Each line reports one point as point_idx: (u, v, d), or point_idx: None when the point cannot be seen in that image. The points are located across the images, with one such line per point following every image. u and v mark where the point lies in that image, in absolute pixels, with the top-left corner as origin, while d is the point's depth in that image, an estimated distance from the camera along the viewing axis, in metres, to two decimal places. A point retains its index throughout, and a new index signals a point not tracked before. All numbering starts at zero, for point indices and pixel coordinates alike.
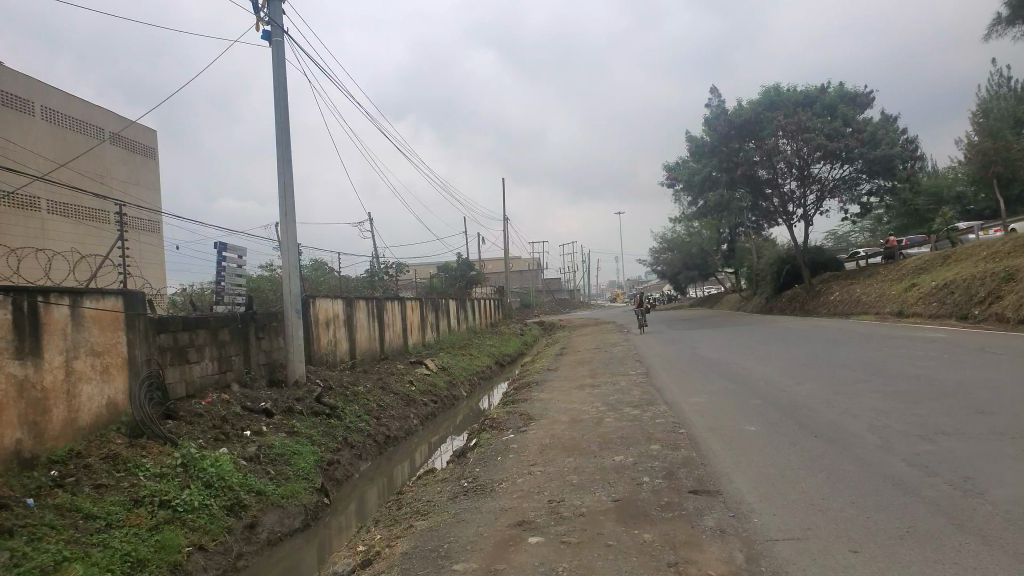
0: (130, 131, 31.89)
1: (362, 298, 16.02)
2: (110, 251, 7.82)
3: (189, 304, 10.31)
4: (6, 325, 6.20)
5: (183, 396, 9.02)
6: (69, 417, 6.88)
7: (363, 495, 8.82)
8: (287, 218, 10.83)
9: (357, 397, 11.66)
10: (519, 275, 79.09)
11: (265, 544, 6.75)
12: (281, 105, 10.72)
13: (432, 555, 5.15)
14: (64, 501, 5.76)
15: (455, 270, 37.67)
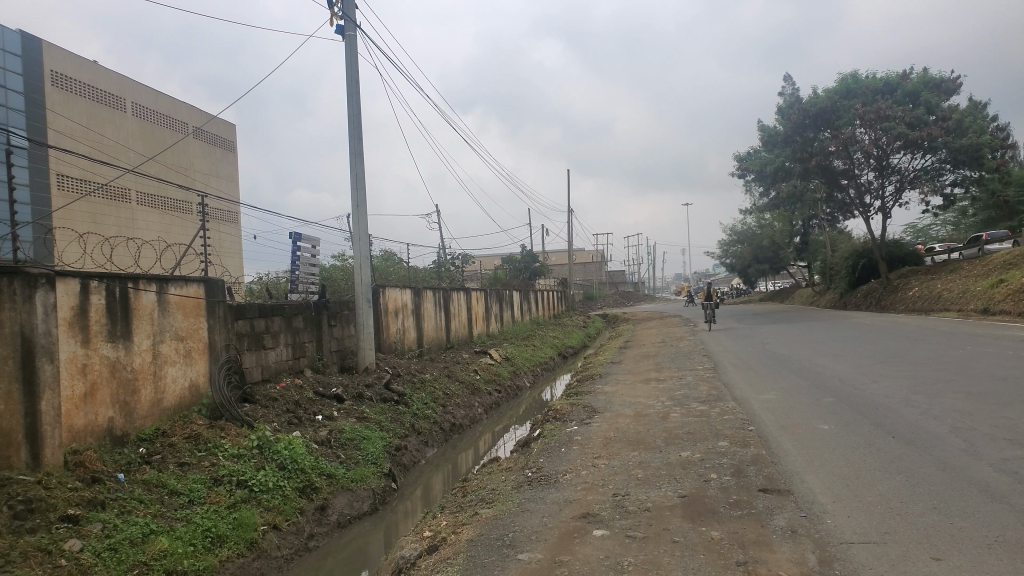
0: (212, 126, 33.51)
1: (429, 288, 16.24)
2: (193, 240, 8.15)
3: (265, 291, 10.66)
4: (100, 310, 6.54)
5: (259, 380, 9.35)
6: (155, 397, 7.22)
7: (429, 481, 8.96)
8: (358, 210, 11.06)
9: (424, 384, 11.84)
10: (584, 267, 78.74)
11: (336, 526, 6.95)
12: (353, 98, 10.94)
13: (497, 543, 5.21)
14: (150, 478, 6.07)
15: (519, 262, 37.79)
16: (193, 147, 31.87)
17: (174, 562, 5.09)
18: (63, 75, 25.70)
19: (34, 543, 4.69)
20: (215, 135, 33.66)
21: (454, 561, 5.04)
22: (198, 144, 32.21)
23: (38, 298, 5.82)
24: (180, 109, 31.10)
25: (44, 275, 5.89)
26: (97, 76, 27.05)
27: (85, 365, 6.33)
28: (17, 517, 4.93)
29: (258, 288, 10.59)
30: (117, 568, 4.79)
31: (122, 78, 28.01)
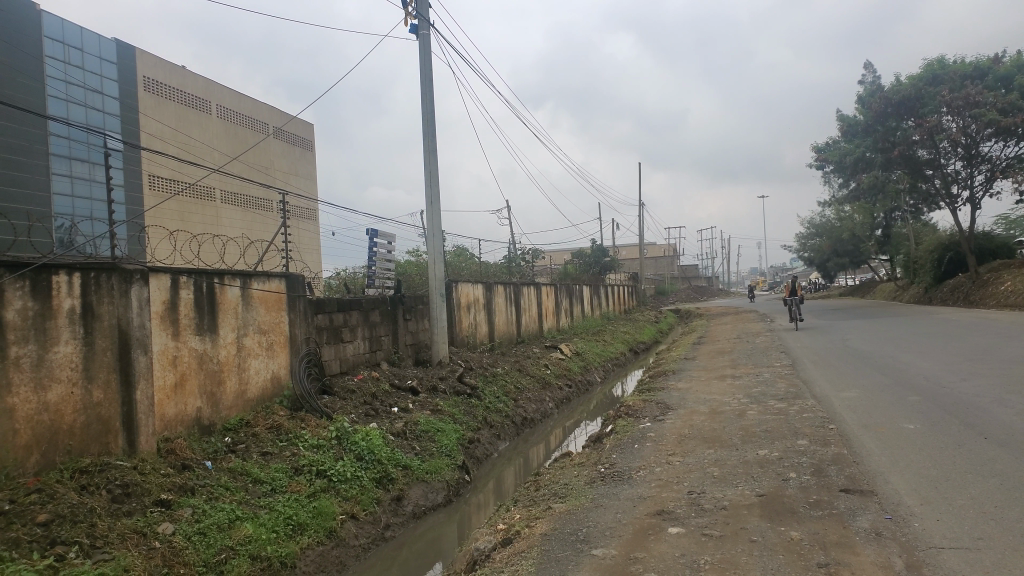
0: (292, 126, 34.73)
1: (500, 283, 16.35)
2: (274, 237, 8.41)
3: (343, 286, 10.93)
4: (188, 304, 6.83)
5: (337, 372, 9.60)
6: (240, 388, 7.50)
7: (502, 474, 9.03)
8: (432, 206, 11.20)
9: (496, 378, 11.94)
10: (654, 261, 77.73)
11: (411, 516, 7.06)
12: (426, 96, 11.08)
13: (571, 538, 5.21)
14: (236, 466, 6.33)
15: (589, 257, 37.58)
16: (274, 147, 32.96)
17: (258, 547, 5.28)
18: (154, 79, 26.97)
19: (131, 526, 4.94)
20: (294, 134, 34.72)
21: (529, 554, 5.06)
22: (278, 143, 33.28)
23: (133, 293, 6.11)
24: (261, 110, 32.20)
25: (139, 270, 6.17)
26: (184, 80, 28.27)
27: (176, 357, 6.62)
28: (115, 499, 5.21)
29: (337, 283, 10.86)
30: (206, 551, 5.00)
31: (207, 81, 29.20)
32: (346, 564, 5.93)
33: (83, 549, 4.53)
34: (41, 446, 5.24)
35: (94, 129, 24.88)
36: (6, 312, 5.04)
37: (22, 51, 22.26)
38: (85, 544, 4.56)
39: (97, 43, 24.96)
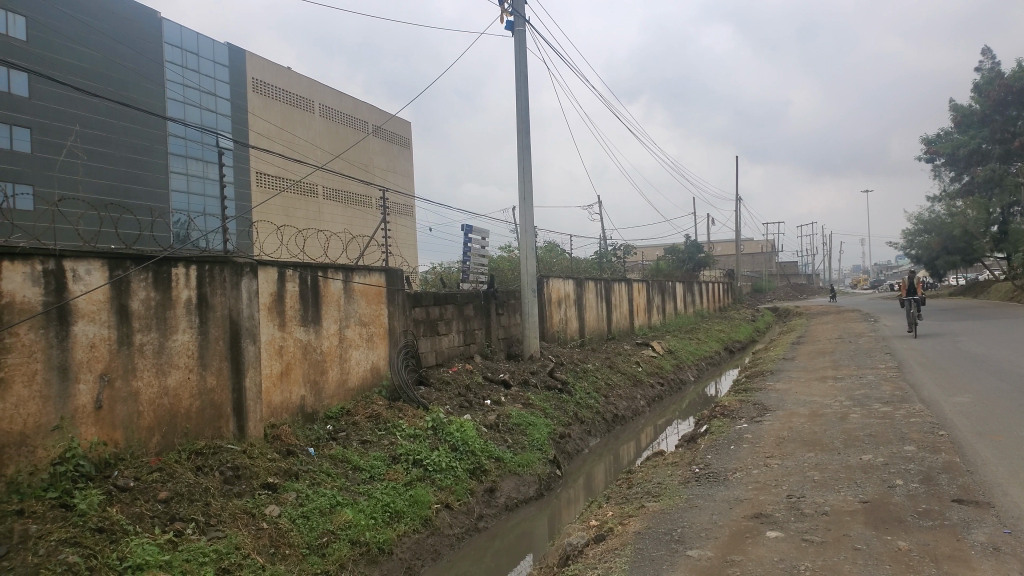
0: (390, 125, 35.67)
1: (591, 279, 16.29)
2: (375, 232, 8.64)
3: (439, 281, 11.14)
4: (294, 296, 7.11)
5: (433, 364, 9.80)
6: (341, 377, 7.77)
7: (592, 470, 8.99)
8: (526, 201, 11.25)
9: (586, 373, 11.91)
10: (751, 258, 75.44)
11: (504, 508, 7.11)
12: (521, 92, 11.13)
13: (665, 538, 5.13)
14: (337, 453, 6.57)
15: (683, 253, 36.84)
16: (374, 145, 33.89)
17: (357, 532, 5.45)
18: (262, 81, 28.22)
19: (241, 506, 5.20)
20: (393, 133, 35.58)
21: (622, 552, 5.01)
22: (378, 141, 34.21)
23: (243, 285, 6.41)
24: (362, 109, 33.17)
25: (249, 264, 6.46)
26: (290, 81, 29.46)
27: (282, 347, 6.92)
28: (227, 481, 5.50)
29: (432, 278, 11.09)
30: (309, 534, 5.20)
31: (312, 82, 30.34)
32: (441, 552, 6.03)
33: (198, 526, 4.81)
34: (162, 428, 5.58)
35: (209, 129, 26.26)
36: (132, 301, 5.38)
37: (145, 56, 23.82)
38: (200, 522, 4.84)
39: (213, 48, 26.33)
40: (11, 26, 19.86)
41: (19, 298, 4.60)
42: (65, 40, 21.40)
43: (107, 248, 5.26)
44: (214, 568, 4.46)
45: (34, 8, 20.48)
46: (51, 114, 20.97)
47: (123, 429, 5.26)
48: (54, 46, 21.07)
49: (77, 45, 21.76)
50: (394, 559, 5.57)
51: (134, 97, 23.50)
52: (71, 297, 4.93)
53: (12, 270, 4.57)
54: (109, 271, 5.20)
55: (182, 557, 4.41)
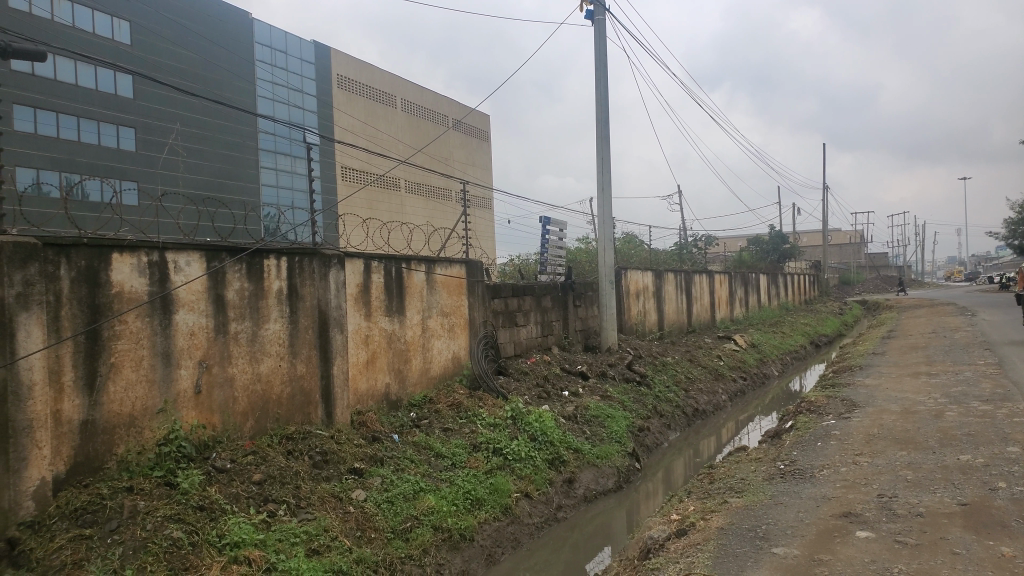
0: (469, 119, 35.99)
1: (671, 271, 16.05)
2: (456, 223, 8.76)
3: (517, 272, 11.20)
4: (379, 287, 7.30)
5: (512, 355, 9.88)
6: (424, 366, 7.94)
7: (672, 464, 8.85)
8: (604, 192, 11.17)
9: (666, 367, 11.77)
10: (838, 249, 72.50)
11: (583, 499, 7.10)
12: (601, 82, 11.04)
13: (749, 534, 5.03)
14: (420, 439, 6.72)
15: (767, 244, 35.64)
16: (454, 138, 34.28)
17: (440, 518, 5.56)
18: (347, 77, 28.90)
19: (329, 490, 5.39)
20: (472, 126, 35.89)
21: (705, 547, 4.94)
22: (457, 135, 34.59)
23: (331, 276, 6.61)
24: (442, 104, 33.60)
25: (336, 256, 6.66)
26: (373, 77, 30.06)
27: (368, 336, 7.12)
28: (316, 465, 5.69)
29: (510, 269, 11.17)
30: (394, 519, 5.34)
31: (393, 77, 30.91)
32: (520, 540, 6.08)
33: (290, 507, 5.01)
34: (255, 413, 5.83)
35: (296, 125, 27.09)
36: (227, 291, 5.62)
37: (237, 56, 24.77)
38: (291, 504, 5.04)
39: (300, 46, 27.14)
40: (116, 31, 20.98)
41: (126, 288, 4.88)
42: (166, 43, 22.44)
43: (205, 241, 5.52)
44: (304, 548, 4.64)
45: (137, 14, 21.55)
46: (153, 114, 22.02)
47: (220, 414, 5.53)
48: (156, 48, 22.11)
49: (176, 47, 22.78)
50: (475, 546, 5.64)
51: (226, 96, 24.49)
52: (172, 288, 5.19)
53: (120, 261, 4.85)
54: (206, 262, 5.45)
55: (275, 537, 4.62)
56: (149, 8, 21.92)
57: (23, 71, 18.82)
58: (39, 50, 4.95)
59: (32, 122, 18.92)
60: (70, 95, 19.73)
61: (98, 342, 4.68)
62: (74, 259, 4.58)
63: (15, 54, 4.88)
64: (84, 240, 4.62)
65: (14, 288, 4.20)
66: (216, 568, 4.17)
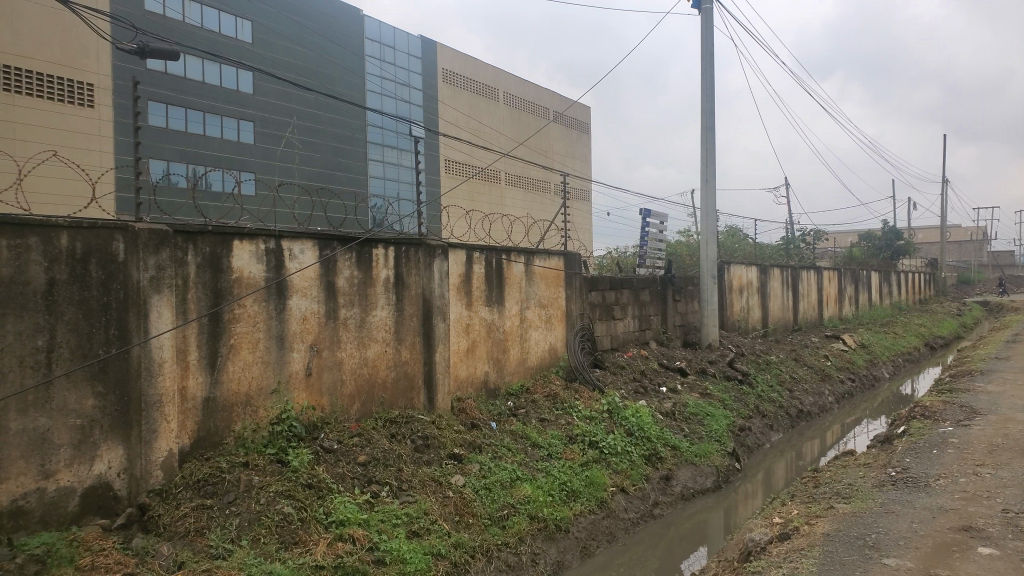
0: (571, 110, 35.88)
1: (777, 266, 15.53)
2: (556, 216, 8.76)
3: (615, 265, 11.12)
4: (480, 277, 7.41)
5: (608, 348, 9.82)
6: (521, 356, 8.02)
7: (774, 465, 8.52)
8: (707, 184, 10.91)
9: (769, 366, 11.40)
10: (958, 246, 68.03)
11: (681, 497, 6.94)
12: (707, 70, 10.77)
13: (857, 543, 4.82)
14: (517, 429, 6.80)
15: (879, 240, 33.80)
16: (555, 130, 34.24)
17: (535, 508, 5.59)
18: (450, 71, 29.38)
19: (429, 474, 5.52)
20: (573, 118, 35.77)
21: (810, 553, 4.77)
22: (558, 127, 34.52)
23: (435, 266, 6.76)
24: (543, 96, 33.65)
25: (441, 246, 6.79)
26: (477, 70, 30.43)
27: (469, 325, 7.25)
28: (418, 449, 5.84)
29: (608, 262, 11.10)
30: (491, 506, 5.42)
31: (496, 70, 31.18)
32: (616, 535, 6.00)
33: (392, 490, 5.17)
34: (361, 396, 6.05)
35: (403, 119, 27.81)
36: (338, 279, 5.84)
37: (347, 51, 25.59)
38: (393, 485, 5.20)
39: (407, 41, 27.78)
40: (239, 30, 21.98)
41: (246, 273, 5.15)
42: (283, 40, 23.35)
43: (317, 229, 5.74)
44: (405, 530, 4.78)
45: (258, 14, 22.52)
46: (269, 109, 23.02)
47: (329, 396, 5.76)
48: (274, 46, 23.06)
49: (292, 44, 23.69)
50: (570, 537, 5.63)
51: (337, 90, 25.41)
52: (287, 274, 5.45)
53: (241, 248, 5.11)
54: (319, 250, 5.68)
55: (378, 518, 4.78)
56: (268, 8, 22.86)
57: (157, 70, 19.96)
58: (172, 50, 5.29)
59: (165, 117, 19.97)
60: (197, 91, 20.80)
61: (220, 324, 4.97)
62: (200, 246, 4.85)
63: (151, 53, 5.23)
64: (209, 228, 4.90)
65: (147, 272, 4.50)
66: (323, 544, 4.36)
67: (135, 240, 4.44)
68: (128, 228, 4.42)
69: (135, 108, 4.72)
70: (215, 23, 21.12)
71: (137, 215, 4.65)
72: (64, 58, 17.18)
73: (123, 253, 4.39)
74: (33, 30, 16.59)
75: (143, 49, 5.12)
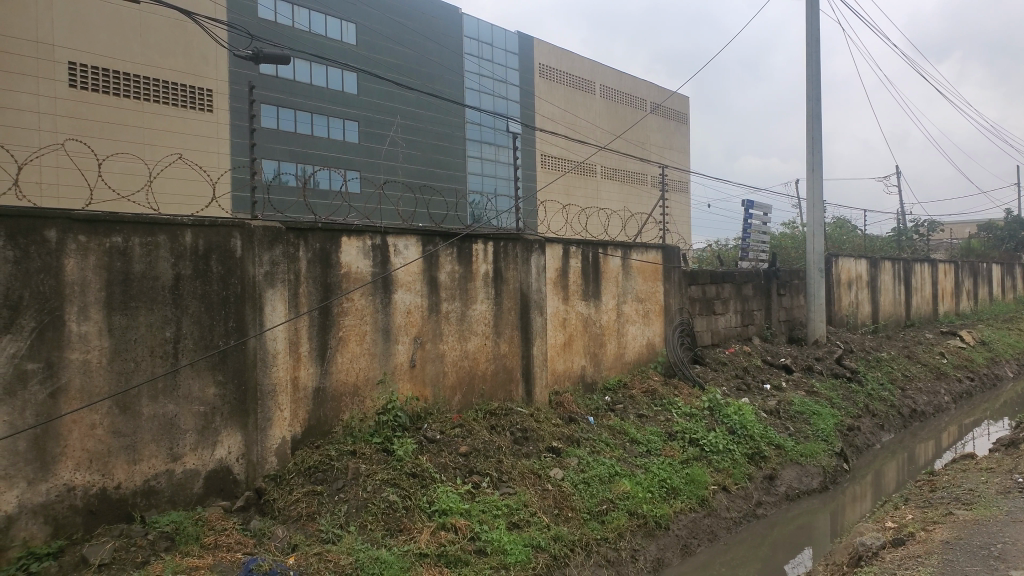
0: (669, 101, 35.18)
1: (887, 259, 14.80)
2: (654, 208, 8.62)
3: (716, 258, 10.88)
4: (577, 272, 7.40)
5: (709, 344, 9.61)
6: (619, 351, 7.97)
7: (886, 467, 8.10)
8: (813, 173, 10.51)
9: (879, 363, 10.87)
10: None
11: (785, 497, 6.71)
12: (815, 54, 10.35)
13: (980, 552, 4.56)
14: (616, 424, 6.79)
15: (1002, 231, 31.49)
16: (652, 122, 33.64)
17: (635, 504, 5.53)
18: (544, 65, 29.40)
19: (528, 466, 5.57)
20: (671, 109, 35.06)
21: (927, 561, 4.53)
22: (656, 118, 33.90)
23: (533, 261, 6.79)
24: (639, 87, 33.18)
25: (539, 241, 6.82)
26: (573, 64, 30.34)
27: (565, 319, 7.26)
28: (517, 441, 5.91)
29: (708, 255, 10.88)
30: (590, 500, 5.41)
31: (592, 63, 30.95)
32: (717, 534, 5.85)
33: (492, 481, 5.24)
34: (462, 388, 6.18)
35: (499, 115, 28.03)
36: (440, 273, 5.97)
37: (444, 50, 26.00)
38: (493, 477, 5.27)
39: (504, 37, 28.04)
40: (344, 33, 22.69)
41: (353, 268, 5.33)
42: (386, 41, 23.93)
43: (420, 226, 5.86)
44: (505, 521, 4.84)
45: (362, 16, 23.15)
46: (373, 108, 23.64)
47: (431, 387, 5.92)
48: (378, 47, 23.74)
49: (394, 44, 24.21)
50: (670, 534, 5.53)
51: (438, 88, 25.93)
52: (392, 269, 5.61)
53: (348, 245, 5.29)
54: (422, 246, 5.81)
55: (479, 508, 4.86)
56: (371, 9, 23.44)
57: (268, 73, 20.83)
58: (283, 54, 5.51)
59: (276, 119, 20.87)
60: (305, 93, 21.58)
61: (329, 317, 5.17)
62: (311, 242, 5.05)
63: (265, 57, 5.46)
64: (318, 225, 5.08)
65: (262, 267, 4.73)
66: (427, 533, 4.47)
67: (252, 237, 4.67)
68: (244, 226, 4.65)
69: (251, 112, 4.96)
70: (320, 26, 21.86)
71: (252, 213, 4.88)
72: (186, 65, 18.19)
73: (241, 250, 4.63)
74: (159, 40, 17.60)
75: (257, 54, 5.36)
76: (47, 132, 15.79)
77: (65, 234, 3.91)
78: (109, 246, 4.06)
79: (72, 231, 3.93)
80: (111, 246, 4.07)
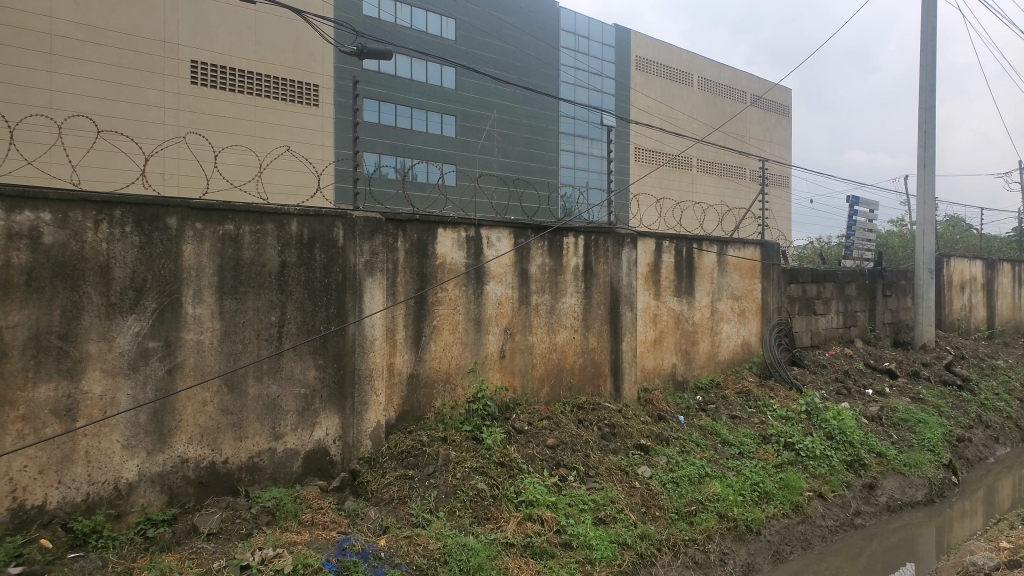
0: (771, 93, 33.99)
1: (1007, 260, 13.85)
2: (753, 204, 8.37)
3: (817, 256, 10.48)
4: (670, 267, 7.29)
5: (808, 345, 9.28)
6: (711, 350, 7.82)
7: (1000, 482, 7.59)
8: (925, 169, 9.96)
9: (995, 372, 10.20)
10: None
11: (886, 508, 6.40)
12: (930, 43, 9.79)
13: None
14: (707, 424, 6.68)
15: None
16: (752, 114, 32.60)
17: (725, 507, 5.40)
18: (641, 58, 28.97)
19: (616, 462, 5.55)
20: (772, 101, 33.87)
21: None
22: (756, 111, 32.83)
23: (625, 255, 6.71)
24: (739, 79, 32.23)
25: (632, 235, 6.74)
26: (671, 55, 29.77)
27: (656, 315, 7.16)
28: (605, 436, 5.89)
29: (809, 252, 10.50)
30: (678, 500, 5.33)
31: (690, 54, 30.29)
32: (812, 542, 5.64)
33: (579, 475, 5.24)
34: (551, 380, 6.21)
35: (594, 108, 27.87)
36: (531, 266, 6.00)
37: (541, 44, 26.05)
38: (581, 471, 5.28)
39: (601, 30, 27.84)
40: (444, 28, 23.04)
41: (448, 259, 5.43)
42: (484, 35, 24.17)
43: (513, 218, 5.91)
44: (592, 516, 4.83)
45: (462, 11, 23.44)
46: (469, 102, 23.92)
47: (520, 378, 5.98)
48: (478, 43, 24.03)
49: (492, 39, 24.44)
50: (761, 539, 5.36)
51: (534, 82, 26.03)
52: (485, 261, 5.68)
53: (444, 236, 5.39)
54: (514, 238, 5.86)
55: (565, 501, 4.86)
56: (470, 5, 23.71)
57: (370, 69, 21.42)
58: (385, 49, 5.66)
59: (377, 114, 21.49)
60: (404, 87, 22.06)
61: (424, 306, 5.29)
62: (409, 233, 5.18)
63: (370, 53, 5.62)
64: (416, 216, 5.20)
65: (363, 256, 4.87)
66: (513, 523, 4.51)
67: (353, 226, 4.82)
68: (346, 217, 4.80)
69: (355, 106, 5.11)
70: (421, 22, 22.27)
71: (354, 203, 5.03)
72: (297, 62, 18.89)
73: (342, 239, 4.79)
74: (271, 39, 18.35)
75: (362, 49, 5.51)
76: (171, 126, 16.86)
77: (185, 222, 4.14)
78: (222, 233, 4.28)
79: (190, 219, 4.17)
80: (224, 234, 4.29)
